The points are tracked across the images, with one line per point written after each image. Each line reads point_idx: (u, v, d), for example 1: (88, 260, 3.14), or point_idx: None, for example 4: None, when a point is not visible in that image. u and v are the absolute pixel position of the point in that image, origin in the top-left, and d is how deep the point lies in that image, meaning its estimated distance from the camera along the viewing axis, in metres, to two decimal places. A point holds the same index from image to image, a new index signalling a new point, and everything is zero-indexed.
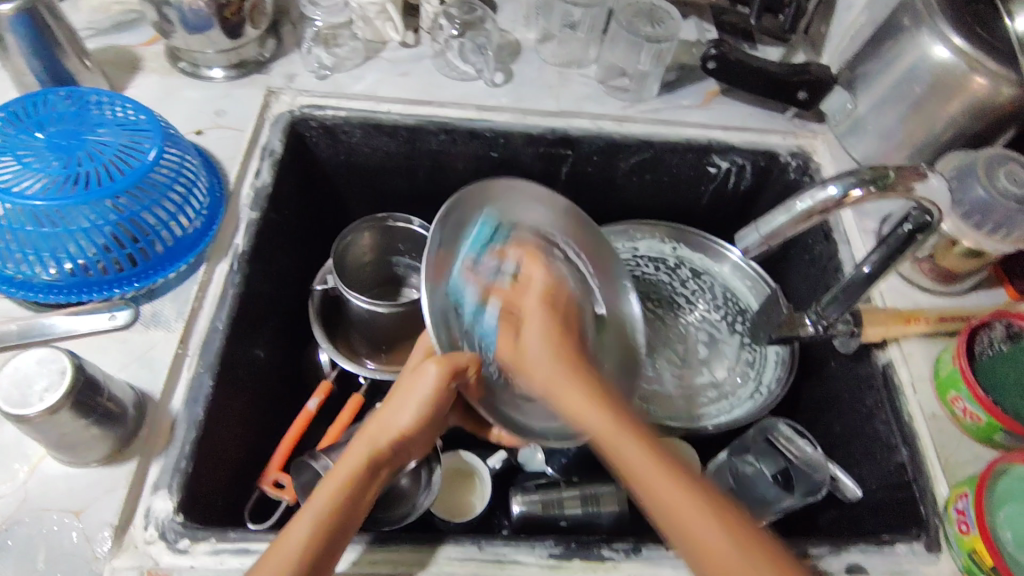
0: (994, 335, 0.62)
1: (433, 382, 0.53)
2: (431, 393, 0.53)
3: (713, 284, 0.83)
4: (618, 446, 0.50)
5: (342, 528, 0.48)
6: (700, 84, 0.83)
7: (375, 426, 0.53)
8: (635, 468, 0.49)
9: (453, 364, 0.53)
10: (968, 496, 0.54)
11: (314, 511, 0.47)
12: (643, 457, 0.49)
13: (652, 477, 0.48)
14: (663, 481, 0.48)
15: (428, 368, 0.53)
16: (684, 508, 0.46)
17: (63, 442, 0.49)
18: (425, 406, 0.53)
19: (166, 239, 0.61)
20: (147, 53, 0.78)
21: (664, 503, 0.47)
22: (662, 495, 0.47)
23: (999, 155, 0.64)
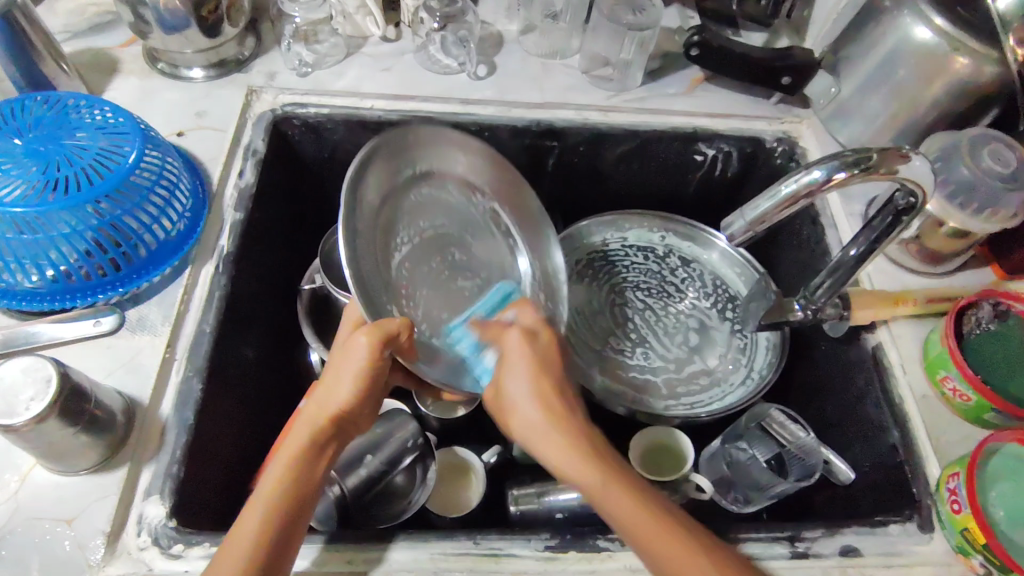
0: (982, 315, 0.62)
1: (367, 353, 0.51)
2: (366, 364, 0.51)
3: (702, 271, 0.83)
4: (607, 499, 0.48)
5: (298, 511, 0.48)
6: (684, 72, 0.83)
7: (314, 404, 0.53)
8: (622, 527, 0.47)
9: (383, 331, 0.50)
10: (959, 475, 0.54)
11: (264, 504, 0.47)
12: (636, 511, 0.47)
13: (643, 531, 0.47)
14: (653, 532, 0.46)
15: (360, 340, 0.51)
16: (678, 559, 0.45)
17: (51, 451, 0.49)
18: (360, 377, 0.52)
19: (149, 243, 0.60)
20: (125, 55, 0.77)
21: (656, 558, 0.46)
22: (653, 546, 0.46)
23: (982, 134, 0.64)
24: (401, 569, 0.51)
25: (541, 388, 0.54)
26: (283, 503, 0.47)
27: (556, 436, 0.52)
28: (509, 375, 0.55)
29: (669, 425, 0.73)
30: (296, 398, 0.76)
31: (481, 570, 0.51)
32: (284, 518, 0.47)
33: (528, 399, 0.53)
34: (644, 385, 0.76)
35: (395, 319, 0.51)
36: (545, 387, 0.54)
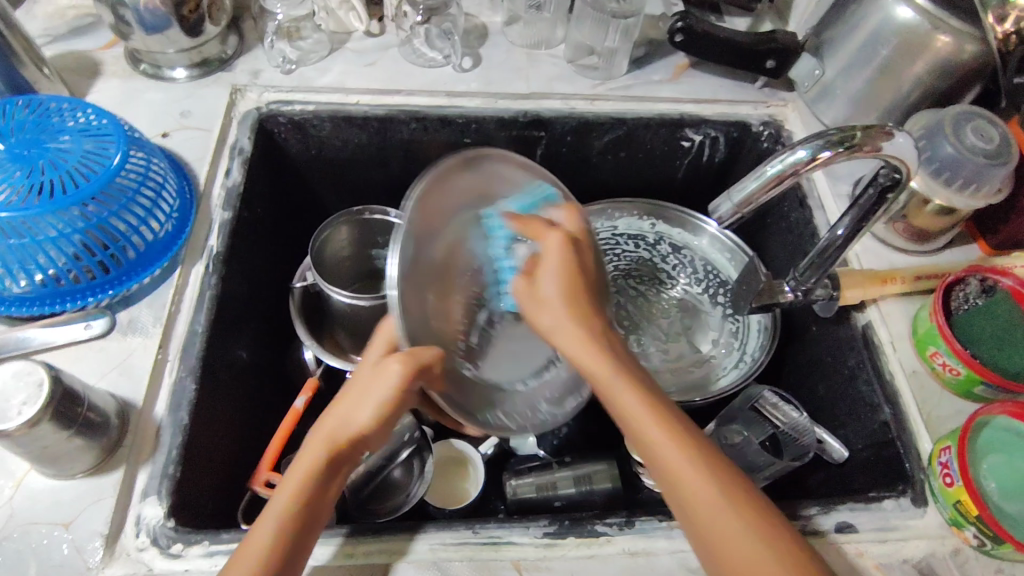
0: (969, 290, 0.63)
1: (396, 384, 0.45)
2: (394, 392, 0.46)
3: (693, 257, 0.83)
4: (613, 391, 0.46)
5: (306, 529, 0.47)
6: (669, 58, 0.83)
7: (333, 421, 0.48)
8: (630, 420, 0.45)
9: (417, 363, 0.45)
10: (951, 449, 0.55)
11: (274, 517, 0.46)
12: (648, 411, 0.45)
13: (649, 422, 0.45)
14: (659, 433, 0.45)
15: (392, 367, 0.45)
16: (682, 462, 0.44)
17: (46, 455, 0.48)
18: (385, 406, 0.47)
19: (137, 244, 0.60)
20: (107, 57, 0.77)
21: (659, 452, 0.44)
22: (660, 445, 0.44)
23: (965, 110, 0.65)
24: (401, 561, 0.51)
25: (575, 294, 0.49)
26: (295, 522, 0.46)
27: (575, 329, 0.47)
28: (543, 275, 0.49)
29: None
30: (291, 396, 0.76)
31: (480, 558, 0.52)
32: (295, 537, 0.46)
33: (558, 307, 0.48)
34: (639, 372, 0.76)
35: (429, 348, 0.45)
36: (578, 291, 0.49)
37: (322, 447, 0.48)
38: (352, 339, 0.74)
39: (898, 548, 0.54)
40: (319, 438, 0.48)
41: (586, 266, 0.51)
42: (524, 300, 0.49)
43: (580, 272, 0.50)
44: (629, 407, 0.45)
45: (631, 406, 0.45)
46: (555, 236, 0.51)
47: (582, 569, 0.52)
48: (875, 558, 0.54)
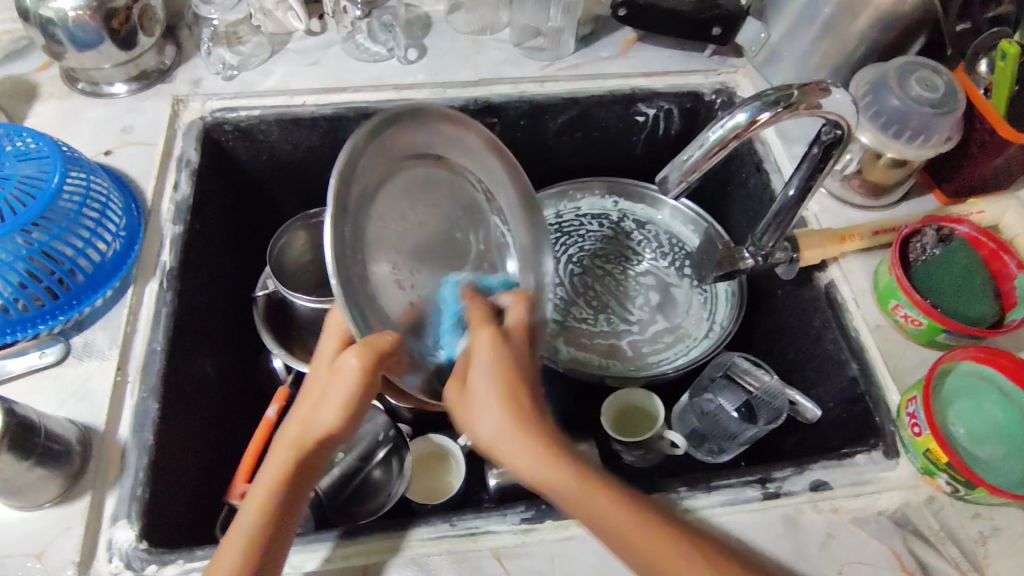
0: (926, 241, 0.63)
1: (354, 375, 0.45)
2: (355, 387, 0.45)
3: (657, 232, 0.83)
4: (581, 502, 0.44)
5: (280, 527, 0.47)
6: (617, 34, 0.82)
7: (299, 422, 0.49)
8: (593, 523, 0.44)
9: (372, 349, 0.44)
10: (917, 399, 0.55)
11: (246, 524, 0.46)
12: (625, 519, 0.43)
13: (635, 527, 0.43)
14: (645, 539, 0.43)
15: (348, 360, 0.44)
16: (665, 564, 0.42)
17: (6, 488, 0.47)
18: (346, 405, 0.47)
19: (85, 267, 0.59)
20: (42, 78, 0.74)
21: (640, 553, 0.43)
22: (639, 550, 0.43)
23: (908, 63, 0.65)
24: (379, 560, 0.51)
25: (507, 383, 0.46)
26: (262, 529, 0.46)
27: (534, 444, 0.44)
28: (473, 380, 0.46)
29: (638, 384, 0.72)
30: (263, 406, 0.75)
31: (459, 550, 0.51)
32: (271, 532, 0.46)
33: (491, 395, 0.45)
34: (613, 351, 0.76)
35: (382, 334, 0.44)
36: (516, 385, 0.46)
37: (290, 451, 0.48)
38: (322, 342, 0.74)
39: (872, 501, 0.55)
40: (288, 435, 0.49)
41: (516, 344, 0.48)
42: (457, 403, 0.47)
43: (512, 368, 0.46)
44: (605, 523, 0.44)
45: (596, 507, 0.44)
46: (484, 332, 0.47)
47: (562, 552, 0.52)
48: (851, 513, 0.54)
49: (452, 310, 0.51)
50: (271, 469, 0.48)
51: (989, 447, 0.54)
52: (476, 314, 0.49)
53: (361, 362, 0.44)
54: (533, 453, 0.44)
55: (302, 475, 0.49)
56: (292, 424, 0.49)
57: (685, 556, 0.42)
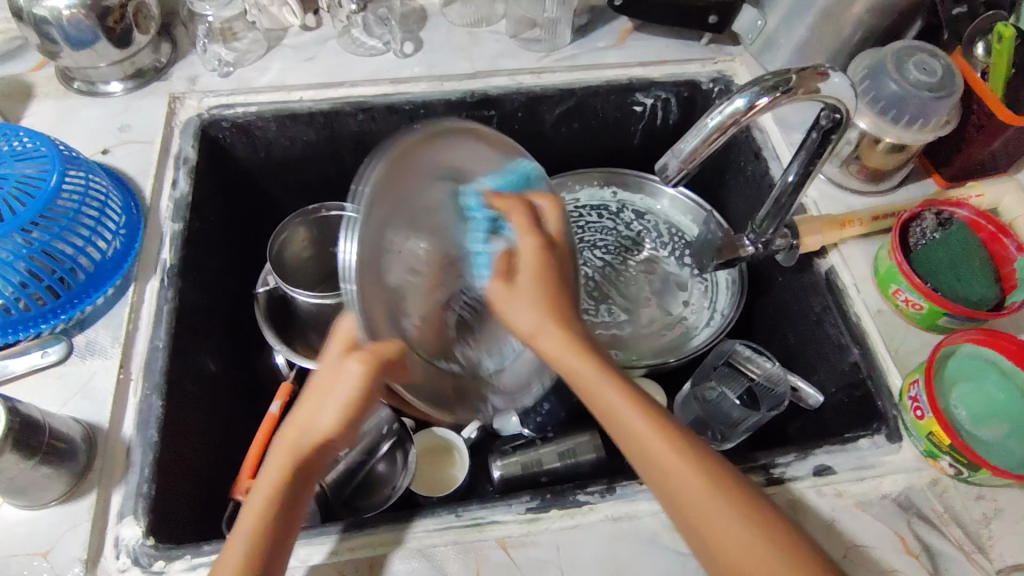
0: (926, 225, 0.64)
1: (356, 381, 0.45)
2: (356, 391, 0.46)
3: (657, 222, 0.84)
4: (594, 389, 0.48)
5: (285, 526, 0.47)
6: (613, 24, 0.82)
7: (297, 427, 0.49)
8: (601, 401, 0.48)
9: (375, 359, 0.43)
10: (919, 383, 0.55)
11: (248, 521, 0.46)
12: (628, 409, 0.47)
13: (636, 418, 0.47)
14: (641, 427, 0.46)
15: (351, 366, 0.45)
16: (649, 441, 0.46)
17: (13, 487, 0.47)
18: (346, 408, 0.47)
19: (86, 265, 0.59)
20: (37, 78, 0.74)
21: (635, 435, 0.46)
22: (636, 436, 0.46)
23: (906, 47, 0.65)
24: (386, 552, 0.51)
25: (550, 290, 0.51)
26: (266, 527, 0.46)
27: (561, 338, 0.50)
28: (521, 280, 0.51)
29: (640, 373, 0.72)
30: (266, 403, 0.75)
31: (465, 540, 0.51)
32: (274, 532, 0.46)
33: (534, 299, 0.51)
34: (614, 341, 0.76)
35: (389, 342, 0.43)
36: (560, 297, 0.52)
37: (289, 455, 0.49)
38: (324, 337, 0.74)
39: (876, 484, 0.55)
40: (289, 439, 0.49)
41: (564, 270, 0.54)
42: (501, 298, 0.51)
43: (558, 282, 0.52)
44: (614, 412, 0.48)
45: (608, 398, 0.48)
46: (532, 239, 0.52)
47: (567, 540, 0.52)
48: (855, 497, 0.55)
49: (483, 218, 0.51)
50: (273, 469, 0.48)
51: (991, 430, 0.54)
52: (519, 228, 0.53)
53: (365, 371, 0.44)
54: (555, 342, 0.50)
55: (303, 476, 0.49)
56: (289, 430, 0.49)
57: (675, 447, 0.45)
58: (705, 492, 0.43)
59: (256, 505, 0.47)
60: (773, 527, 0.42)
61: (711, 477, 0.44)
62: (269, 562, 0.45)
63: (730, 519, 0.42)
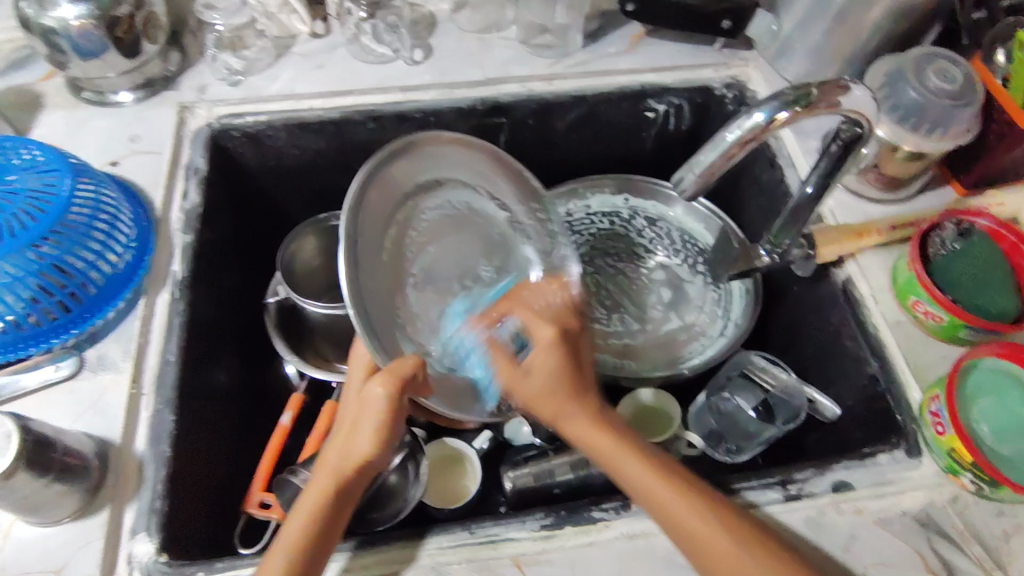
0: (945, 235, 0.62)
1: (383, 395, 0.48)
2: (384, 409, 0.48)
3: (669, 229, 0.82)
4: (604, 450, 0.52)
5: (323, 543, 0.47)
6: (625, 29, 0.81)
7: (336, 454, 0.50)
8: (609, 457, 0.52)
9: (400, 367, 0.48)
10: (940, 398, 0.54)
11: (286, 547, 0.46)
12: (655, 480, 0.50)
13: (660, 487, 0.50)
14: (646, 476, 0.50)
15: (375, 385, 0.48)
16: (668, 493, 0.49)
17: (26, 505, 0.47)
18: (381, 428, 0.49)
19: (97, 279, 0.59)
20: (47, 88, 0.74)
21: (650, 494, 0.50)
22: (641, 482, 0.50)
23: (925, 54, 0.64)
24: (399, 570, 0.50)
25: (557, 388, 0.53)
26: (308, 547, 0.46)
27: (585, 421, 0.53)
28: (535, 368, 0.53)
29: (654, 384, 0.73)
30: (277, 413, 0.75)
31: (480, 558, 0.51)
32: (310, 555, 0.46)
33: (545, 378, 0.53)
34: (627, 351, 0.76)
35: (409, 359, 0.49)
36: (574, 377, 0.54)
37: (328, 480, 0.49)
38: (335, 348, 0.73)
39: (896, 501, 0.54)
40: (325, 470, 0.50)
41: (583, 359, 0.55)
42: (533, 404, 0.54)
43: (573, 367, 0.54)
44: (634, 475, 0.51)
45: (607, 447, 0.52)
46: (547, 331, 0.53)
47: (583, 558, 0.51)
48: (874, 514, 0.54)
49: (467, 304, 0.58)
50: (310, 500, 0.49)
51: (1013, 445, 0.53)
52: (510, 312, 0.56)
53: (391, 381, 0.48)
54: (598, 435, 0.53)
55: (340, 503, 0.49)
56: (326, 461, 0.51)
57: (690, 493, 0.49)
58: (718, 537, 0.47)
59: (292, 535, 0.47)
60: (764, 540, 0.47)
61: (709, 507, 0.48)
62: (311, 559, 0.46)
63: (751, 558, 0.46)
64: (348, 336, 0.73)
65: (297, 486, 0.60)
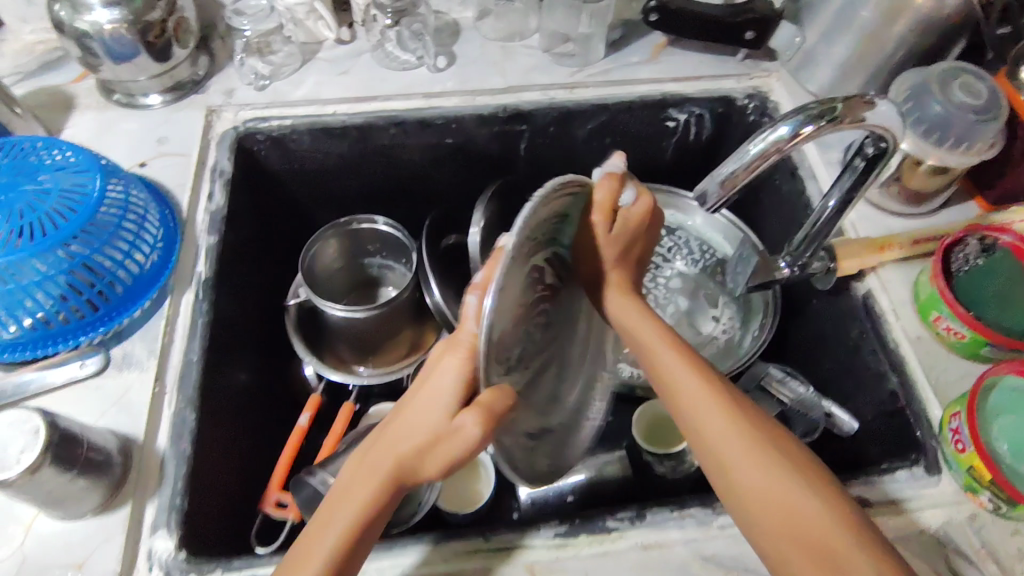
0: (969, 251, 0.61)
1: (471, 439, 0.39)
2: (466, 447, 0.40)
3: (688, 238, 0.83)
4: (645, 337, 0.50)
5: (361, 548, 0.43)
6: (647, 38, 0.81)
7: (395, 444, 0.42)
8: (646, 347, 0.50)
9: (493, 410, 0.39)
10: (960, 415, 0.53)
11: (327, 551, 0.42)
12: (726, 420, 0.45)
13: (726, 419, 0.45)
14: (717, 406, 0.46)
15: (465, 422, 0.39)
16: (701, 398, 0.46)
17: (51, 500, 0.48)
18: (451, 449, 0.41)
19: (124, 279, 0.60)
20: (79, 89, 0.75)
21: (694, 407, 0.46)
22: (703, 413, 0.46)
23: (950, 68, 0.64)
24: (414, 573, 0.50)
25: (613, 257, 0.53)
26: (346, 557, 0.42)
27: (655, 333, 0.50)
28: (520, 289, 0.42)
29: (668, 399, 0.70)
30: (295, 413, 0.76)
31: (494, 565, 0.51)
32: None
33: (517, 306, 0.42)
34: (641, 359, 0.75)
35: (505, 394, 0.39)
36: (625, 253, 0.53)
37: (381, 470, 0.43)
38: (354, 351, 0.74)
39: (915, 519, 0.54)
40: (378, 459, 0.43)
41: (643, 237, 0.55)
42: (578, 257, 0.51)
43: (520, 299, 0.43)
44: (702, 407, 0.46)
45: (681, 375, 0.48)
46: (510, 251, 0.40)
47: (596, 567, 0.51)
48: (892, 531, 0.53)
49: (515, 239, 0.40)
50: (357, 490, 0.42)
51: None
52: (622, 177, 0.51)
53: (484, 423, 0.39)
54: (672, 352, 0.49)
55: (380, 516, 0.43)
56: (383, 443, 0.43)
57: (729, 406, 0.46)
58: (750, 451, 0.44)
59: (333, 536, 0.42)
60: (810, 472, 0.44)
61: (745, 424, 0.45)
62: (346, 573, 0.42)
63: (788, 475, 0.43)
64: (366, 340, 0.73)
65: (312, 488, 0.60)
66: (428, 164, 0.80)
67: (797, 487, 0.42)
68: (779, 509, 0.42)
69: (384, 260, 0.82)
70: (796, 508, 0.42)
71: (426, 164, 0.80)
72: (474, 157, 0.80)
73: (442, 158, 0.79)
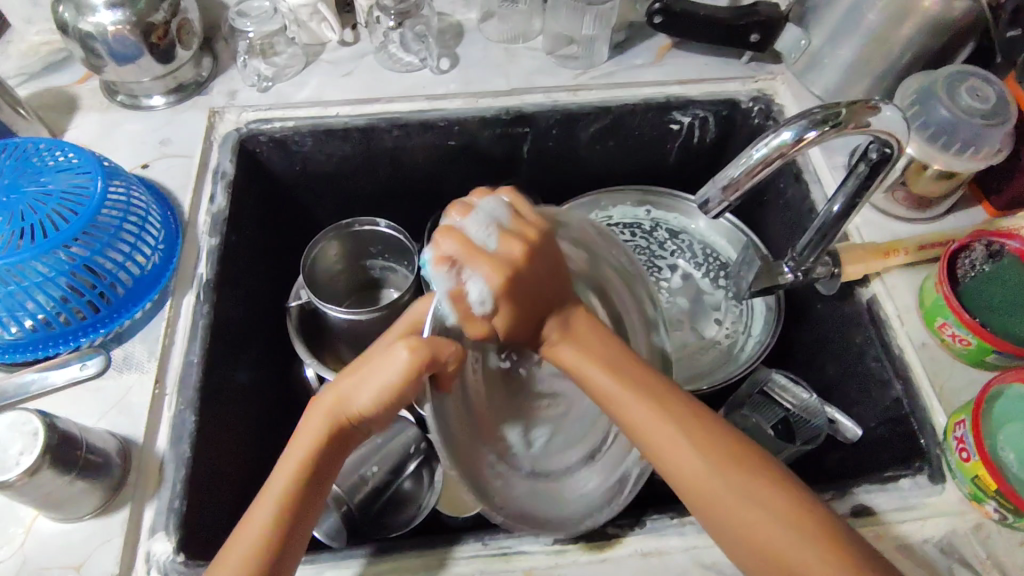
0: (975, 256, 0.61)
1: (403, 370, 0.45)
2: (401, 382, 0.46)
3: (691, 242, 0.82)
4: (589, 375, 0.50)
5: (305, 512, 0.45)
6: (651, 41, 0.81)
7: (338, 397, 0.48)
8: (603, 393, 0.48)
9: (430, 348, 0.46)
10: (965, 423, 0.53)
11: (275, 497, 0.45)
12: (694, 468, 0.43)
13: (692, 471, 0.43)
14: (682, 458, 0.43)
15: (400, 354, 0.45)
16: (659, 440, 0.44)
17: (49, 501, 0.48)
18: (388, 396, 0.47)
19: (125, 280, 0.60)
20: (83, 90, 0.75)
21: (672, 467, 0.44)
22: (674, 462, 0.44)
23: (958, 71, 0.63)
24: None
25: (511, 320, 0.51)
26: (289, 516, 0.44)
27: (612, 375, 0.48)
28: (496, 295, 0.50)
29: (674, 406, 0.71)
30: (296, 415, 0.77)
31: (492, 571, 0.51)
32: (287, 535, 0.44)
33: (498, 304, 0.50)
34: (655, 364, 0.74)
35: (445, 342, 0.46)
36: (536, 301, 0.51)
37: (324, 422, 0.47)
38: (355, 353, 0.74)
39: (918, 527, 0.53)
40: (323, 411, 0.48)
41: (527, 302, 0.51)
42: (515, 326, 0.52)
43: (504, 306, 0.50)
44: (673, 462, 0.44)
45: (639, 420, 0.46)
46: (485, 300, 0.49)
47: (596, 573, 0.51)
48: (895, 540, 0.52)
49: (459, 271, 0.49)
50: (306, 438, 0.47)
51: None
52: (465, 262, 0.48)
53: (414, 359, 0.45)
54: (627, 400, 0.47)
55: (326, 462, 0.47)
56: (328, 399, 0.48)
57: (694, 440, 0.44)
58: (723, 492, 0.42)
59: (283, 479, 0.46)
60: (785, 498, 0.41)
61: (718, 465, 0.43)
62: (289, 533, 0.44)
63: (770, 514, 0.40)
64: (366, 341, 0.73)
65: None
66: (431, 166, 0.80)
67: (779, 524, 0.40)
68: (772, 557, 0.40)
69: (386, 262, 0.82)
70: (789, 558, 0.39)
71: (430, 166, 0.80)
72: (476, 159, 0.79)
73: (444, 160, 0.79)
